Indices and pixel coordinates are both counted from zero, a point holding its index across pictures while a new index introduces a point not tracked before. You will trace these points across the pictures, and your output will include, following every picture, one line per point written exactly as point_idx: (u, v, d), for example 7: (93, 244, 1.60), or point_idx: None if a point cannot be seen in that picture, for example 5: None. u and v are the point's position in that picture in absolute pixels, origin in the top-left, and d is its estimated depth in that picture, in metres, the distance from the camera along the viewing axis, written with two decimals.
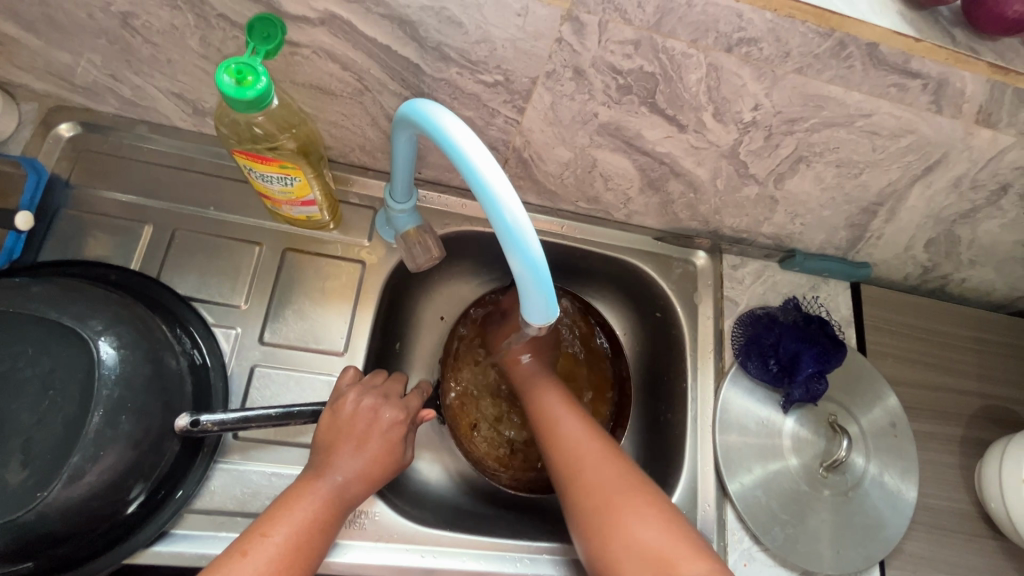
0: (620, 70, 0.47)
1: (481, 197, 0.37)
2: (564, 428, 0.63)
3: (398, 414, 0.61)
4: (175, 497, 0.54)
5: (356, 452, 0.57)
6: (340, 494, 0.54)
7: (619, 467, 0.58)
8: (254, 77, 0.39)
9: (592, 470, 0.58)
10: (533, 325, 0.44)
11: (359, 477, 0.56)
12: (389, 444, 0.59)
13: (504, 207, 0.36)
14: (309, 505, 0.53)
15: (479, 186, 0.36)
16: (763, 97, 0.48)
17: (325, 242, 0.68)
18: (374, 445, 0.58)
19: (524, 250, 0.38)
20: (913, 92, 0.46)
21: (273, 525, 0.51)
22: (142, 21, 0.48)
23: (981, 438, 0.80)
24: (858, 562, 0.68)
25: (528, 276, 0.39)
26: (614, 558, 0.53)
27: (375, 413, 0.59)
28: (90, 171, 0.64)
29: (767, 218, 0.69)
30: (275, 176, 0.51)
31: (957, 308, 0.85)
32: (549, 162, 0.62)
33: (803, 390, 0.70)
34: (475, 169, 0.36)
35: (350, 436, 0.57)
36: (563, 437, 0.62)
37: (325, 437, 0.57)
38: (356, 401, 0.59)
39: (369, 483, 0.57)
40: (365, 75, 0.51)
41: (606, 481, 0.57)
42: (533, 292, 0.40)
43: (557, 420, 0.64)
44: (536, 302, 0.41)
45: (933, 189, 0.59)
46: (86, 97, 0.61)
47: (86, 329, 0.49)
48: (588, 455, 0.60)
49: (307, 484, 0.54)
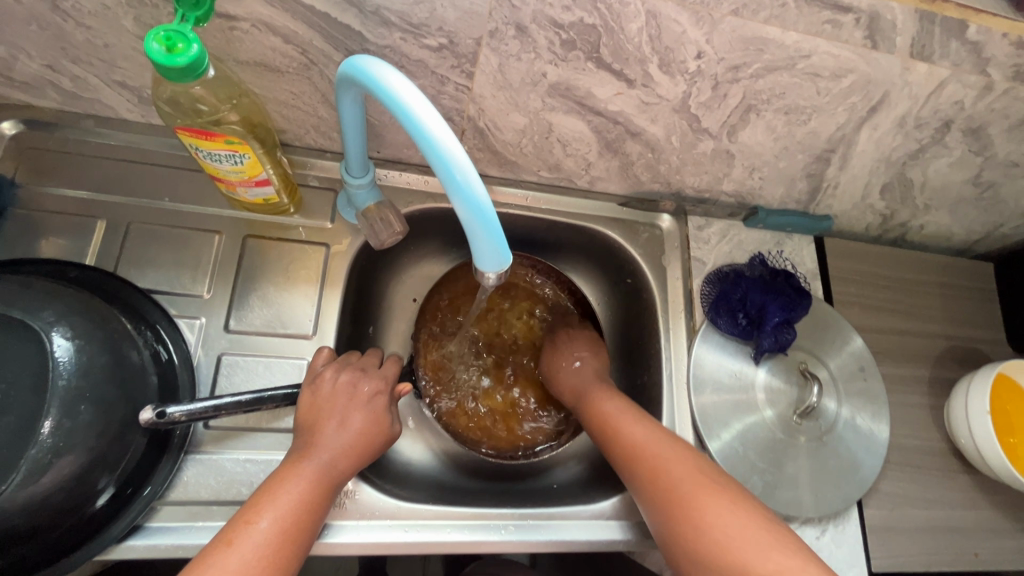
0: (562, 24, 0.47)
1: (427, 148, 0.36)
2: (630, 425, 0.61)
3: (379, 390, 0.61)
4: (143, 494, 0.54)
5: (339, 429, 0.56)
6: (330, 471, 0.53)
7: (695, 460, 0.56)
8: (184, 44, 0.39)
9: (670, 462, 0.56)
10: (489, 274, 0.45)
11: (347, 454, 0.55)
12: (375, 420, 0.58)
13: (446, 153, 0.36)
14: (298, 490, 0.50)
15: (424, 137, 0.36)
16: (704, 43, 0.49)
17: (287, 227, 0.67)
18: (358, 422, 0.57)
19: (467, 194, 0.38)
20: (847, 28, 0.47)
21: (260, 509, 0.48)
22: (72, 2, 0.47)
23: (947, 377, 0.82)
24: (837, 504, 0.69)
25: (478, 223, 0.39)
26: (694, 551, 0.50)
27: (354, 389, 0.59)
28: (36, 169, 0.63)
29: (726, 174, 0.70)
30: (223, 154, 0.50)
31: (919, 255, 0.87)
32: (505, 130, 0.62)
33: (772, 339, 0.71)
34: (418, 121, 0.35)
35: (334, 413, 0.56)
36: (630, 435, 0.60)
37: (306, 418, 0.56)
38: (332, 379, 0.59)
39: (356, 459, 0.56)
40: (308, 47, 0.51)
41: (677, 475, 0.55)
42: (483, 239, 0.41)
43: (614, 415, 0.63)
44: (487, 250, 0.42)
45: (881, 131, 0.60)
46: (24, 92, 0.59)
47: (38, 321, 0.47)
48: (656, 446, 0.58)
49: (296, 467, 0.52)
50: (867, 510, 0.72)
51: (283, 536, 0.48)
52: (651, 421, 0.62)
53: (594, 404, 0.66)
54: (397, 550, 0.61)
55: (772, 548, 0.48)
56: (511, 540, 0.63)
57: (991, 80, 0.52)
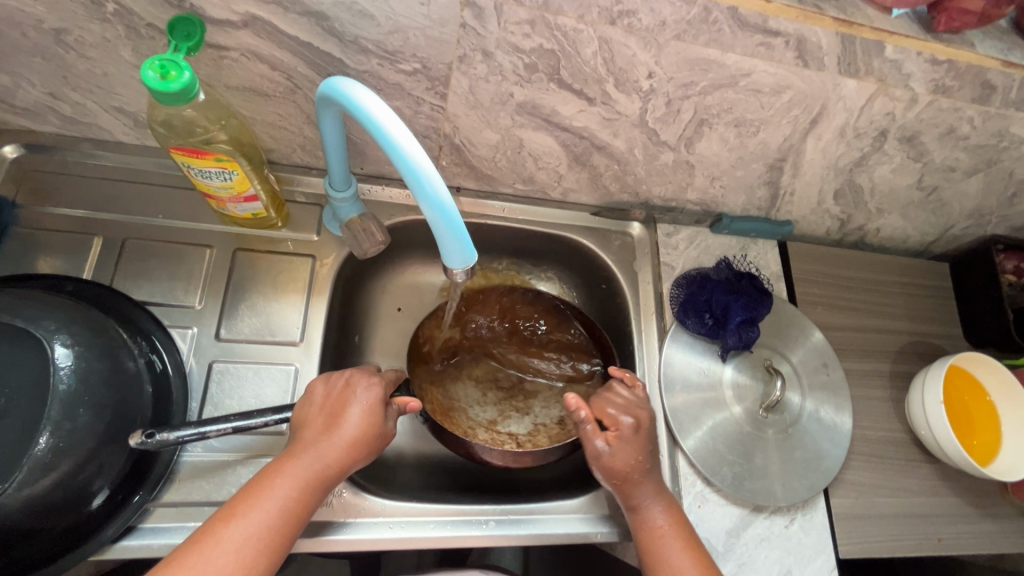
0: (523, 49, 0.52)
1: (391, 153, 0.40)
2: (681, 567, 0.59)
3: (372, 398, 0.60)
4: (131, 502, 0.56)
5: (323, 436, 0.56)
6: (312, 476, 0.54)
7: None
8: (177, 71, 0.43)
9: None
10: (456, 271, 0.49)
11: (333, 458, 0.56)
12: (368, 428, 0.58)
13: (409, 158, 0.40)
14: (274, 503, 0.52)
15: (389, 143, 0.40)
16: (654, 64, 0.54)
17: (274, 240, 0.71)
18: (348, 428, 0.57)
19: (432, 196, 0.42)
20: (779, 49, 0.52)
21: (237, 510, 0.51)
22: (74, 36, 0.51)
23: (907, 371, 0.86)
24: (803, 493, 0.73)
25: (443, 222, 0.43)
26: None
27: (348, 389, 0.60)
28: (35, 190, 0.66)
29: (689, 183, 0.75)
30: (213, 171, 0.54)
31: (877, 256, 0.92)
32: (479, 146, 0.66)
33: (737, 337, 0.75)
34: (383, 128, 0.40)
35: (326, 417, 0.58)
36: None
37: (303, 417, 0.58)
38: (329, 382, 0.61)
39: (341, 465, 0.56)
40: (293, 73, 0.55)
41: None
42: (448, 236, 0.45)
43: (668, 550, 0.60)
44: (453, 248, 0.46)
45: (825, 141, 0.65)
46: (27, 117, 0.63)
47: (40, 329, 0.51)
48: None
49: (279, 467, 0.54)
50: (834, 499, 0.76)
51: (254, 548, 0.50)
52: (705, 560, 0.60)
53: (650, 521, 0.61)
54: (383, 547, 0.63)
55: None
56: (491, 534, 0.65)
57: (915, 94, 0.57)
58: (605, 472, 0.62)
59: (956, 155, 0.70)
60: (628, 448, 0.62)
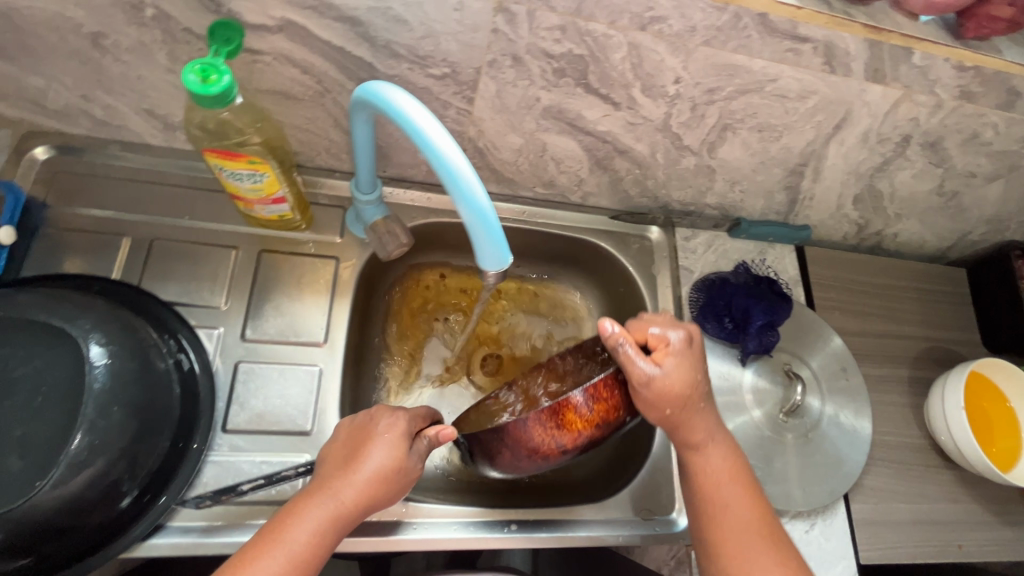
0: (553, 54, 0.53)
1: (428, 154, 0.41)
2: (733, 512, 0.55)
3: (393, 431, 0.54)
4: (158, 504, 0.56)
5: (344, 478, 0.52)
6: (328, 520, 0.50)
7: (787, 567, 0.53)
8: (217, 75, 0.44)
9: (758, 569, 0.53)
10: (490, 273, 0.49)
11: (349, 500, 0.51)
12: (389, 464, 0.53)
13: (447, 159, 0.40)
14: (286, 553, 0.47)
15: (426, 144, 0.40)
16: (681, 70, 0.54)
17: (298, 243, 0.71)
18: (365, 466, 0.52)
19: (470, 199, 0.42)
20: (807, 55, 0.52)
21: (246, 561, 0.47)
22: (112, 40, 0.52)
23: (926, 376, 0.86)
24: (824, 498, 0.73)
25: (479, 224, 0.44)
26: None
27: (370, 422, 0.56)
28: (65, 192, 0.67)
29: (709, 188, 0.75)
30: (245, 173, 0.55)
31: (894, 261, 0.92)
32: (503, 149, 0.67)
33: (757, 341, 0.75)
34: (420, 130, 0.40)
35: (346, 454, 0.54)
36: (726, 514, 0.55)
37: (327, 455, 0.55)
38: (355, 417, 0.58)
39: (361, 510, 0.52)
40: (324, 77, 0.56)
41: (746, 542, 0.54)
42: (485, 238, 0.45)
43: (722, 492, 0.56)
44: (489, 250, 0.46)
45: (847, 146, 0.66)
46: (58, 120, 0.64)
47: (75, 328, 0.51)
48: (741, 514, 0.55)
49: (293, 509, 0.50)
50: (853, 505, 0.75)
51: None
52: (762, 504, 0.56)
53: (701, 462, 0.57)
54: (406, 547, 0.64)
55: None
56: (513, 536, 0.66)
57: (940, 99, 0.58)
58: (657, 398, 0.54)
59: (978, 160, 0.70)
60: (679, 368, 0.55)
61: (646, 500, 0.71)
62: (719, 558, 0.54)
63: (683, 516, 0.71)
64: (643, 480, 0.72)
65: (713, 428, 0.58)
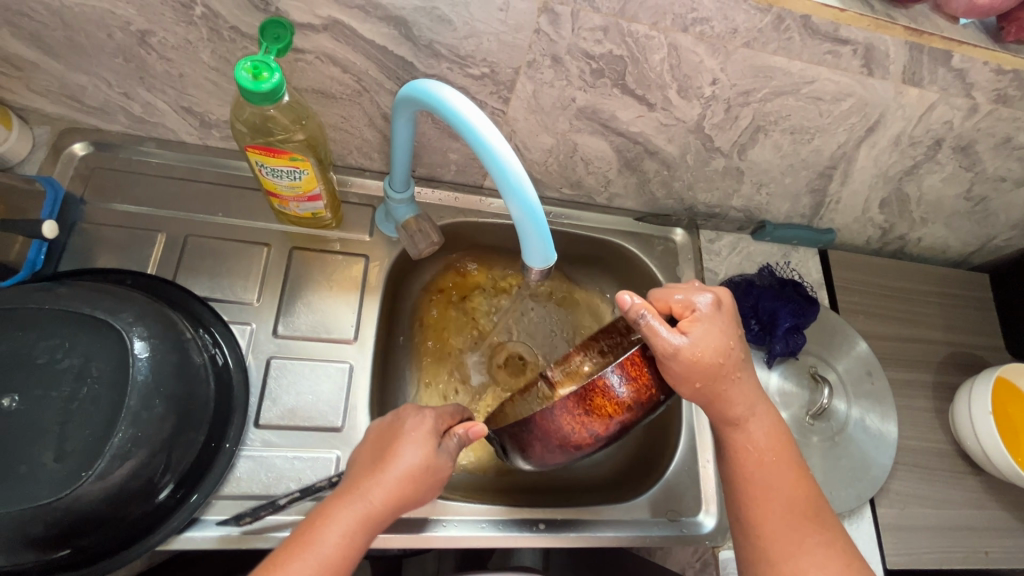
0: (592, 55, 0.53)
1: (481, 151, 0.41)
2: (777, 493, 0.56)
3: (420, 430, 0.53)
4: (190, 501, 0.56)
5: (372, 478, 0.51)
6: (356, 520, 0.49)
7: (830, 548, 0.54)
8: (268, 72, 0.45)
9: (802, 549, 0.54)
10: (534, 268, 0.50)
11: (377, 502, 0.50)
12: (417, 465, 0.51)
13: (500, 157, 0.41)
14: (315, 555, 0.47)
15: (479, 142, 0.41)
16: (719, 71, 0.55)
17: (329, 241, 0.72)
18: (392, 466, 0.51)
19: (522, 196, 0.43)
20: (846, 57, 0.53)
21: (277, 563, 0.46)
22: (158, 37, 0.53)
23: (950, 382, 0.86)
24: (850, 501, 0.72)
25: (528, 220, 0.44)
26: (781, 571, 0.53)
27: (396, 422, 0.55)
28: (101, 188, 0.68)
29: (736, 190, 0.75)
30: (285, 170, 0.56)
31: (917, 266, 0.92)
32: (534, 149, 0.67)
33: (784, 343, 0.75)
34: (473, 128, 0.41)
35: (374, 455, 0.53)
36: (765, 485, 0.56)
37: (357, 457, 0.55)
38: (384, 419, 0.57)
39: (390, 510, 0.51)
40: (364, 76, 0.56)
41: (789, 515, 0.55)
42: (532, 235, 0.46)
43: (763, 471, 0.56)
44: (535, 246, 0.47)
45: (878, 149, 0.66)
46: (97, 116, 0.65)
47: (118, 321, 0.52)
48: (784, 488, 0.56)
49: (322, 510, 0.49)
50: (880, 509, 0.75)
51: None
52: (804, 484, 0.57)
53: (742, 440, 0.58)
54: (436, 545, 0.64)
55: None
56: (541, 534, 0.66)
57: (976, 103, 0.58)
58: (687, 365, 0.53)
59: (1009, 165, 0.70)
60: (704, 332, 0.55)
61: (673, 501, 0.71)
62: (756, 526, 0.55)
63: (709, 517, 0.71)
64: (670, 480, 0.72)
65: (754, 404, 0.58)
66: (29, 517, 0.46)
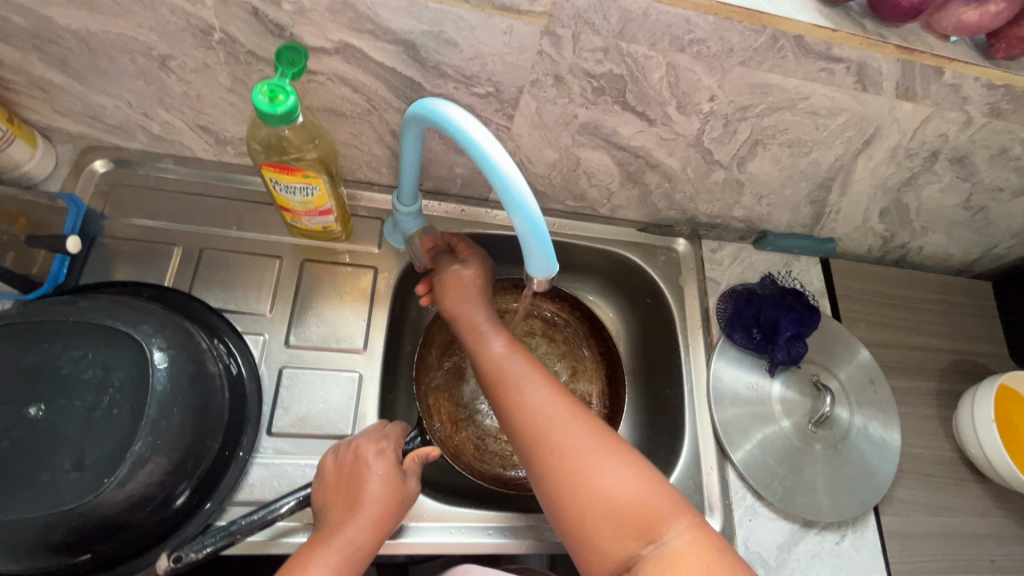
0: (594, 74, 0.55)
1: (485, 168, 0.43)
2: (542, 410, 0.58)
3: (381, 461, 0.58)
4: (204, 508, 0.58)
5: (347, 513, 0.55)
6: (344, 557, 0.53)
7: (581, 428, 0.57)
8: (284, 95, 0.47)
9: (559, 423, 0.57)
10: (536, 279, 0.51)
11: (363, 540, 0.54)
12: (387, 492, 0.57)
13: (504, 173, 0.43)
14: None
15: (483, 158, 0.43)
16: (717, 88, 0.57)
17: (338, 252, 0.74)
18: (369, 502, 0.56)
19: (525, 211, 0.44)
20: (839, 74, 0.54)
21: None
22: (178, 62, 0.56)
23: (954, 389, 0.86)
24: (854, 509, 0.73)
25: (530, 233, 0.46)
26: (573, 499, 0.53)
27: (358, 462, 0.58)
28: (120, 203, 0.71)
29: (737, 202, 0.77)
30: (298, 187, 0.58)
31: (918, 274, 0.92)
32: (538, 163, 0.69)
33: (786, 352, 0.76)
34: (475, 143, 0.43)
35: (346, 497, 0.56)
36: (522, 397, 0.60)
37: (321, 502, 0.57)
38: (338, 455, 0.59)
39: (374, 536, 0.55)
40: (373, 96, 0.59)
41: (570, 436, 0.56)
42: (534, 246, 0.47)
43: (507, 368, 0.62)
44: (538, 258, 0.49)
45: (876, 161, 0.67)
46: (118, 135, 0.68)
47: (139, 332, 0.54)
48: (545, 404, 0.59)
49: (308, 557, 0.52)
50: (883, 517, 0.75)
51: None
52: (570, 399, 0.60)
53: (490, 350, 0.64)
54: (445, 551, 0.65)
55: (637, 494, 0.52)
56: (552, 542, 0.67)
57: (969, 116, 0.59)
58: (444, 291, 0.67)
59: (1006, 175, 0.71)
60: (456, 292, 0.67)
61: None
62: (540, 449, 0.56)
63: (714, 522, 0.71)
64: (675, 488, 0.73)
65: (480, 326, 0.66)
66: (53, 521, 0.48)
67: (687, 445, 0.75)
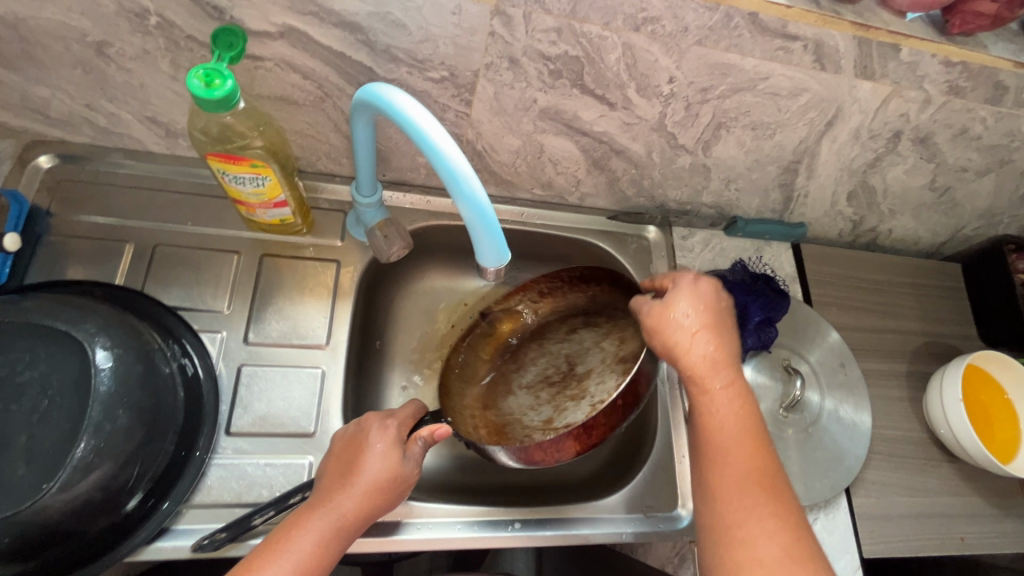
0: (549, 56, 0.54)
1: (428, 152, 0.42)
2: (750, 497, 0.50)
3: (385, 439, 0.56)
4: (160, 509, 0.56)
5: (345, 485, 0.53)
6: (329, 529, 0.51)
7: (791, 547, 0.48)
8: (221, 80, 0.45)
9: (758, 523, 0.49)
10: (489, 269, 0.50)
11: (351, 510, 0.52)
12: (384, 470, 0.54)
13: (447, 157, 0.41)
14: (289, 559, 0.48)
15: (425, 141, 0.42)
16: (675, 69, 0.56)
17: (299, 246, 0.72)
18: (363, 476, 0.53)
19: (471, 197, 0.43)
20: (797, 53, 0.54)
21: (252, 566, 0.47)
22: (116, 48, 0.53)
23: (924, 370, 0.87)
24: (825, 492, 0.73)
25: (478, 220, 0.45)
26: None
27: (360, 435, 0.56)
28: (68, 199, 0.68)
29: (705, 187, 0.76)
30: (247, 177, 0.56)
31: (889, 258, 0.93)
32: (501, 151, 0.68)
33: (755, 337, 0.76)
34: (418, 126, 0.42)
35: (343, 467, 0.54)
36: (733, 475, 0.52)
37: (322, 471, 0.56)
38: (345, 430, 0.58)
39: (363, 515, 0.53)
40: (325, 82, 0.57)
41: (766, 547, 0.48)
42: (484, 234, 0.46)
43: (721, 437, 0.54)
44: (489, 246, 0.47)
45: (839, 142, 0.67)
46: (62, 129, 0.65)
47: (81, 331, 0.52)
48: (751, 494, 0.50)
49: (296, 521, 0.51)
50: (855, 499, 0.76)
51: None
52: (788, 500, 0.51)
53: (712, 409, 0.56)
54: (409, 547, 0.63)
55: None
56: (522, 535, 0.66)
57: (929, 95, 0.59)
58: (657, 321, 0.59)
59: (969, 155, 0.71)
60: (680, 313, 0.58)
61: (649, 496, 0.70)
62: (730, 542, 0.49)
63: (686, 510, 0.70)
64: (651, 476, 0.72)
65: (712, 379, 0.56)
66: None
67: (660, 432, 0.74)
